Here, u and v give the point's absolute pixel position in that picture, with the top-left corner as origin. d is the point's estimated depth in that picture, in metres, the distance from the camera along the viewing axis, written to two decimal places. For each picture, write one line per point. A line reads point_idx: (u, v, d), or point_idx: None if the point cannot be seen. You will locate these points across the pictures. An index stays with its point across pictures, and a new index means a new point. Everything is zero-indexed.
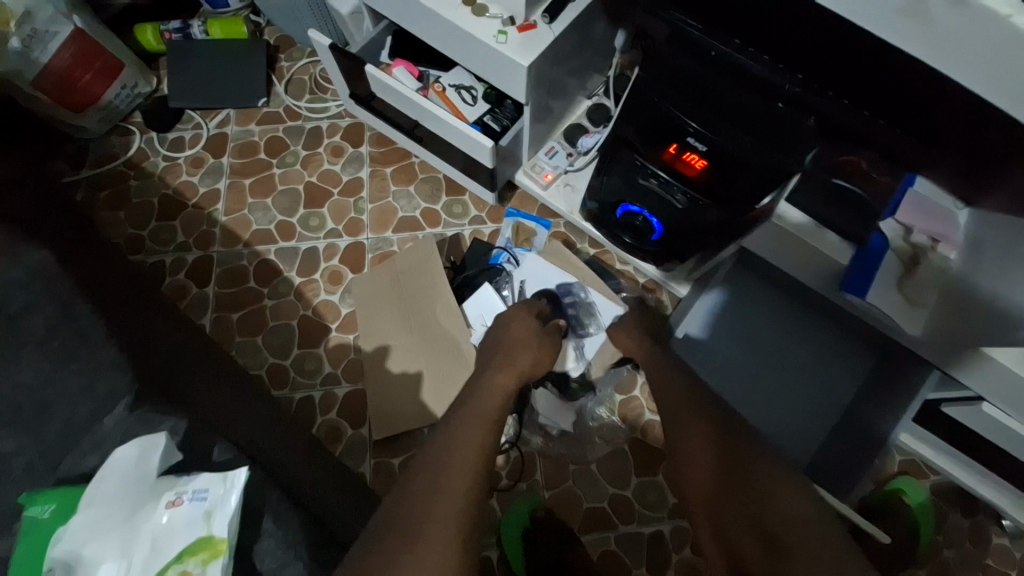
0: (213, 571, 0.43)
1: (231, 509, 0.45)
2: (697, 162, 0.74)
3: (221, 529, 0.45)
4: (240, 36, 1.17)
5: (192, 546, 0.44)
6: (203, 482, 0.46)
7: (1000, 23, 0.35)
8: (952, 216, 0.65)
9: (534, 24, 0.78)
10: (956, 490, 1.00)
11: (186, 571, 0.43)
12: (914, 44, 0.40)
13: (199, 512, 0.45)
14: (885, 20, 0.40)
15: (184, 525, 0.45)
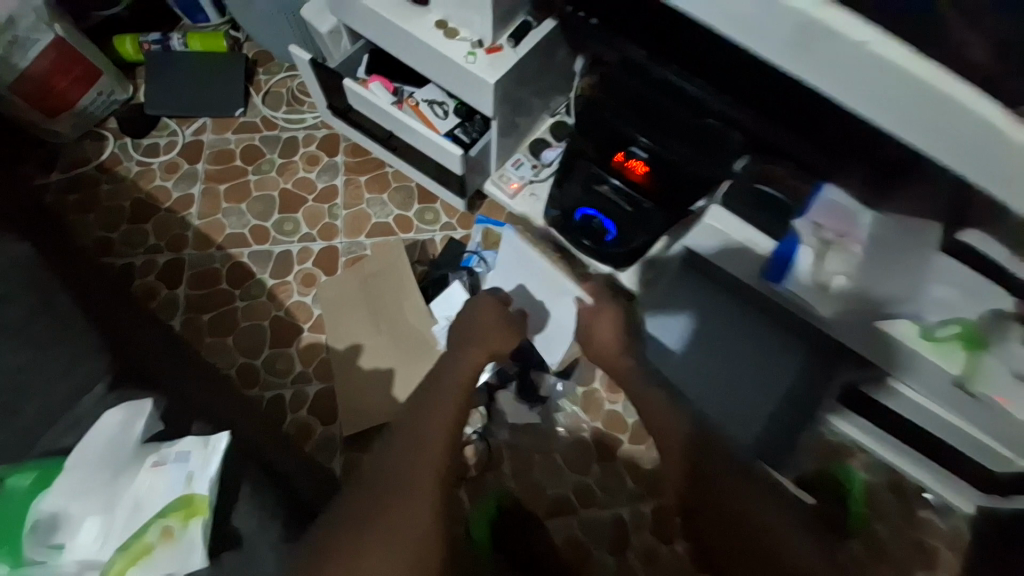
0: (195, 527, 0.46)
1: (213, 471, 0.49)
2: (639, 167, 0.83)
3: (202, 489, 0.48)
4: (219, 49, 1.22)
5: (175, 503, 0.47)
6: (185, 445, 0.50)
7: (862, 53, 0.46)
8: (857, 216, 0.77)
9: (500, 46, 0.87)
10: (883, 469, 1.11)
11: (170, 525, 0.46)
12: (804, 71, 0.51)
13: (182, 472, 0.48)
14: (779, 53, 0.50)
15: (166, 486, 0.48)
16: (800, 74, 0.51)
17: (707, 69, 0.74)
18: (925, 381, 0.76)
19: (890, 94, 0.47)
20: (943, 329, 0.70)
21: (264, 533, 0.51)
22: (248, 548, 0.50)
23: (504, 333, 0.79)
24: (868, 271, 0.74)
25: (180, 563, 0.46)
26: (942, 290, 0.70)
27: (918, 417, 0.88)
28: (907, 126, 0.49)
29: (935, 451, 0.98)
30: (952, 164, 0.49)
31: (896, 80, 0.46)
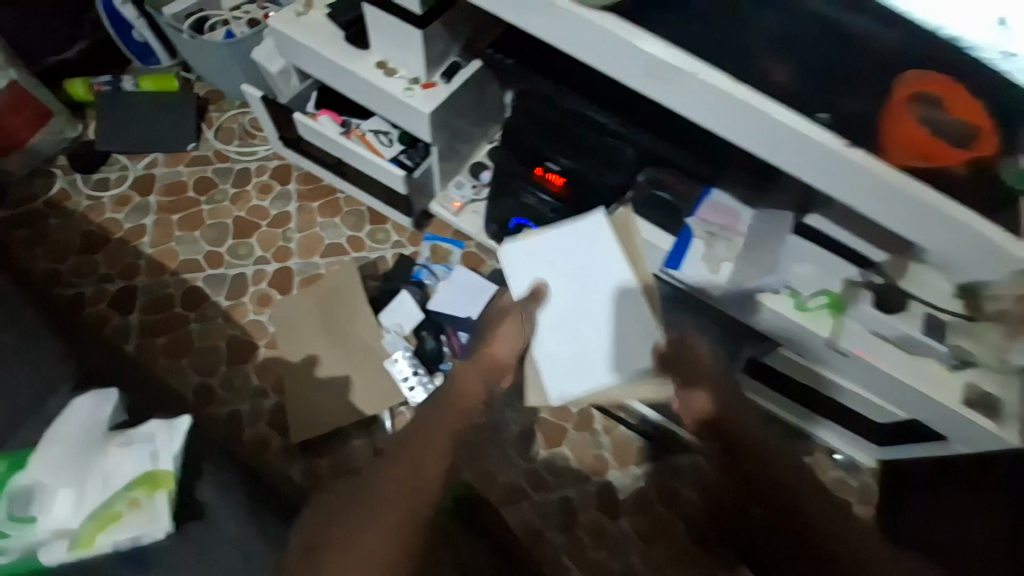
0: (159, 497, 0.55)
1: (175, 450, 0.57)
2: (557, 179, 1.01)
3: (167, 465, 0.57)
4: (170, 89, 1.30)
5: (141, 477, 0.55)
6: (149, 428, 0.58)
7: (696, 80, 0.63)
8: (739, 213, 0.93)
9: (434, 82, 1.00)
10: (797, 436, 1.26)
11: (136, 496, 0.55)
12: (660, 93, 0.66)
13: (147, 451, 0.57)
14: (639, 81, 0.67)
15: (133, 463, 0.56)
16: (652, 96, 0.67)
17: (605, 98, 0.89)
18: (805, 347, 0.93)
19: (722, 108, 0.64)
20: (816, 298, 0.88)
21: (223, 501, 0.61)
22: (210, 518, 0.60)
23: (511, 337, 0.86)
24: (747, 259, 0.91)
25: (144, 527, 0.54)
26: (805, 268, 0.89)
27: (806, 378, 1.05)
28: (739, 132, 0.65)
29: (836, 415, 1.13)
30: (775, 159, 0.66)
31: (724, 97, 0.63)
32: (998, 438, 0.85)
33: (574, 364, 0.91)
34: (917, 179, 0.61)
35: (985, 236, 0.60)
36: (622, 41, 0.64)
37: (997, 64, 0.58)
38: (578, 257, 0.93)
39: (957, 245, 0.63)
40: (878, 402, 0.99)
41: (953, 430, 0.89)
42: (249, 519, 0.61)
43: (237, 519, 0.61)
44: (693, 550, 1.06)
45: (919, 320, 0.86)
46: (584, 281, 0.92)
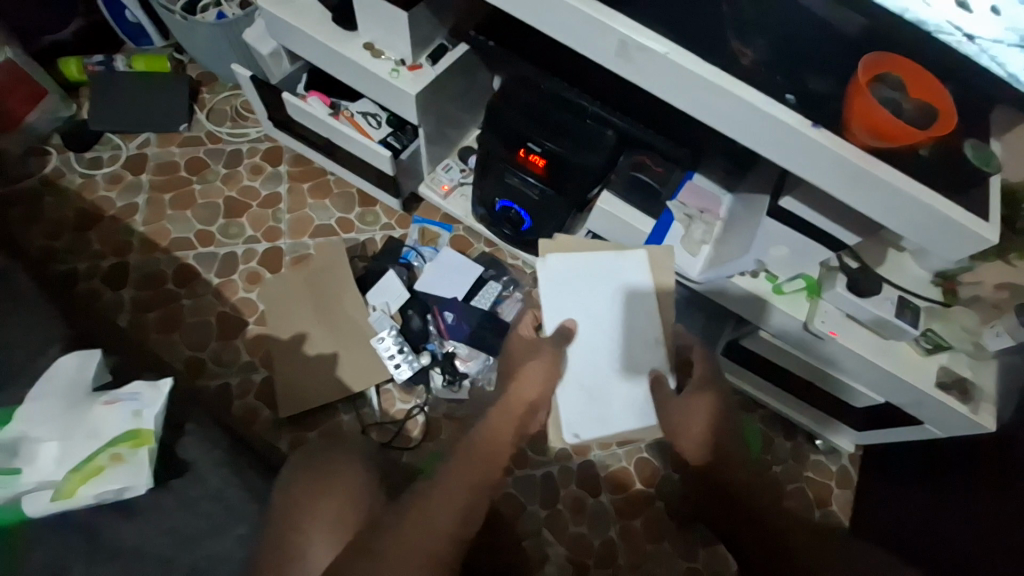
0: (142, 453, 0.60)
1: (157, 410, 0.62)
2: (539, 161, 0.99)
3: (149, 423, 0.61)
4: (163, 70, 1.31)
5: (124, 434, 0.60)
6: (134, 388, 0.62)
7: (662, 58, 0.64)
8: (719, 198, 0.99)
9: (421, 64, 1.01)
10: (778, 420, 1.27)
11: (119, 451, 0.59)
12: (629, 71, 0.68)
13: (130, 409, 0.61)
14: (610, 59, 0.68)
15: (118, 420, 0.60)
16: (628, 78, 0.69)
17: (586, 82, 0.91)
18: (783, 329, 0.96)
19: (688, 87, 0.65)
20: (793, 282, 0.92)
21: (207, 454, 0.64)
22: (196, 471, 0.63)
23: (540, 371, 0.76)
24: (724, 240, 0.96)
25: (128, 480, 0.59)
26: (780, 250, 0.86)
27: (784, 360, 1.06)
28: (704, 111, 0.67)
29: (817, 399, 1.15)
30: (740, 139, 0.67)
31: (688, 76, 0.64)
32: (974, 423, 0.87)
33: (588, 414, 0.78)
34: (882, 162, 0.62)
35: (950, 219, 0.62)
36: (598, 22, 0.65)
37: (965, 46, 0.59)
38: (596, 284, 0.82)
39: (921, 228, 0.64)
40: (853, 386, 0.99)
41: (932, 415, 0.91)
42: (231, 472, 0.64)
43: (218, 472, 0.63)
44: (669, 525, 1.09)
45: (891, 303, 0.86)
46: (606, 320, 0.81)
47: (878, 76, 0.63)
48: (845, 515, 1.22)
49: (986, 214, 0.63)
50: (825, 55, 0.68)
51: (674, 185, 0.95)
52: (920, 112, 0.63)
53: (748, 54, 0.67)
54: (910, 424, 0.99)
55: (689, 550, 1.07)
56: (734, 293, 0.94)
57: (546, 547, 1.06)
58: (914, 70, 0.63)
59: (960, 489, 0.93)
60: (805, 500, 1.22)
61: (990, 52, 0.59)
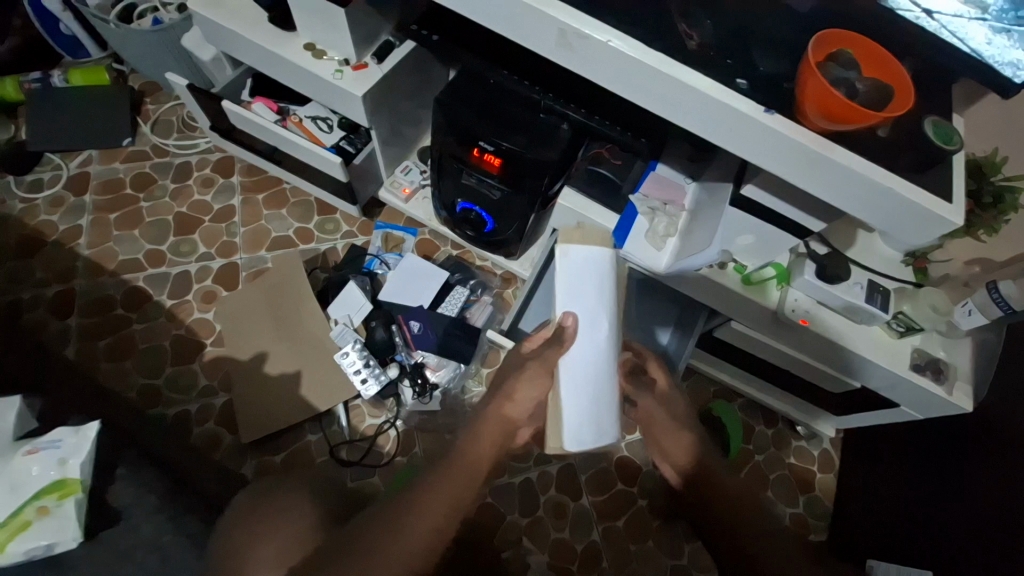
0: (68, 505, 0.57)
1: (84, 454, 0.60)
2: (493, 160, 0.95)
3: (75, 472, 0.59)
4: (102, 82, 1.24)
5: (48, 485, 0.57)
6: (56, 434, 0.61)
7: (600, 45, 0.60)
8: (684, 188, 0.93)
9: (366, 63, 0.95)
10: (758, 407, 1.27)
11: (45, 504, 0.57)
12: (569, 60, 0.64)
13: (54, 457, 0.59)
14: (549, 48, 0.64)
15: (38, 472, 0.58)
16: (571, 68, 0.65)
17: (538, 75, 0.87)
18: (754, 319, 0.93)
19: (632, 74, 0.61)
20: (761, 270, 0.88)
21: (140, 499, 0.63)
22: (125, 518, 0.61)
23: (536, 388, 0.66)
24: (690, 232, 0.89)
25: (58, 534, 0.56)
26: (746, 237, 0.84)
27: (760, 350, 1.04)
28: (651, 100, 0.63)
29: (797, 387, 1.13)
30: (690, 126, 0.64)
31: (630, 62, 0.60)
32: (950, 402, 0.84)
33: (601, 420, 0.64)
34: (837, 144, 0.59)
35: (908, 200, 0.59)
36: (534, 10, 0.61)
37: (923, 22, 0.58)
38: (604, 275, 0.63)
39: (879, 210, 0.61)
40: (828, 371, 0.97)
41: (905, 397, 0.89)
42: (165, 517, 0.62)
43: (152, 517, 0.62)
44: (653, 524, 1.07)
45: (860, 287, 0.84)
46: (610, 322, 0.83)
47: (833, 56, 0.59)
48: (829, 499, 1.21)
49: (948, 194, 0.60)
50: (777, 36, 0.65)
51: (635, 178, 0.93)
52: (875, 93, 0.59)
53: (695, 38, 0.63)
54: (887, 407, 0.97)
55: (674, 548, 1.05)
56: (701, 286, 0.91)
57: (527, 555, 1.03)
58: (891, 66, 0.59)
59: (945, 473, 0.91)
60: (789, 488, 1.21)
61: (950, 26, 0.58)
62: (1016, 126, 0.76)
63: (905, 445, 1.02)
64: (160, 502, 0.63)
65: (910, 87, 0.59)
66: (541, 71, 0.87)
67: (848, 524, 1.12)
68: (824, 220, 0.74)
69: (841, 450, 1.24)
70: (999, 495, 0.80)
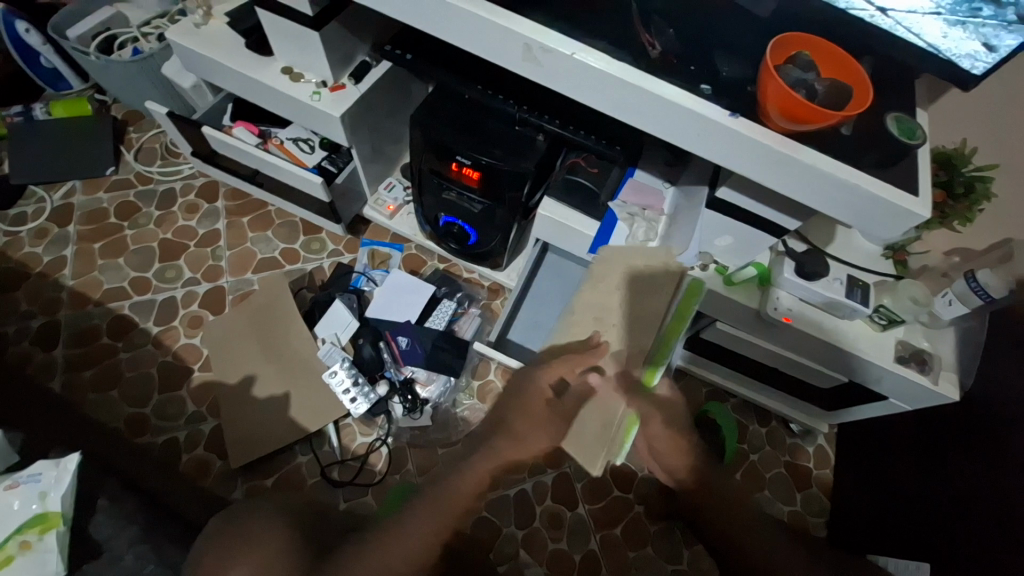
0: (50, 538, 0.57)
1: (65, 486, 0.59)
2: (473, 174, 0.96)
3: (56, 505, 0.58)
4: (84, 113, 1.26)
5: (29, 520, 0.57)
6: (36, 467, 0.60)
7: (564, 60, 0.62)
8: (663, 192, 0.96)
9: (343, 84, 0.96)
10: (750, 407, 1.27)
11: (27, 538, 0.56)
12: (536, 74, 0.65)
13: (35, 491, 0.58)
14: (516, 63, 0.65)
15: (19, 507, 0.57)
16: (538, 81, 0.66)
17: (510, 89, 0.89)
18: (738, 319, 0.93)
19: (597, 83, 0.63)
20: (744, 270, 0.88)
21: (122, 529, 0.62)
22: (107, 549, 0.60)
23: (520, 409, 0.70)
24: (668, 236, 0.92)
25: (39, 569, 0.56)
26: (725, 240, 0.85)
27: (748, 350, 1.04)
28: (618, 108, 0.64)
29: (786, 384, 1.13)
30: (659, 132, 0.65)
31: (594, 74, 0.62)
32: (935, 393, 0.85)
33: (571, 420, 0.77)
34: (802, 144, 0.60)
35: (873, 194, 0.60)
36: (498, 27, 0.62)
37: (878, 21, 0.60)
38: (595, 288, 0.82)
39: (848, 206, 0.62)
40: (816, 367, 0.97)
41: (891, 388, 0.89)
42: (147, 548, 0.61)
43: (132, 550, 0.61)
44: (650, 529, 1.06)
45: (840, 282, 0.84)
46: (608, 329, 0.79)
47: (791, 58, 0.61)
48: (826, 495, 1.21)
49: (914, 187, 0.61)
50: (737, 42, 0.66)
51: (614, 185, 0.94)
52: (832, 92, 0.60)
53: (658, 46, 0.64)
54: (875, 399, 0.97)
55: (673, 553, 1.04)
56: None
57: (525, 568, 1.02)
58: (852, 69, 0.61)
59: (932, 459, 0.92)
60: (787, 486, 1.21)
61: (904, 23, 0.59)
62: (980, 119, 0.78)
63: (896, 436, 1.03)
64: (143, 531, 0.62)
65: (869, 88, 0.60)
66: (513, 86, 0.89)
67: (845, 519, 1.12)
68: (798, 218, 0.75)
69: (835, 446, 1.24)
70: (983, 477, 0.80)
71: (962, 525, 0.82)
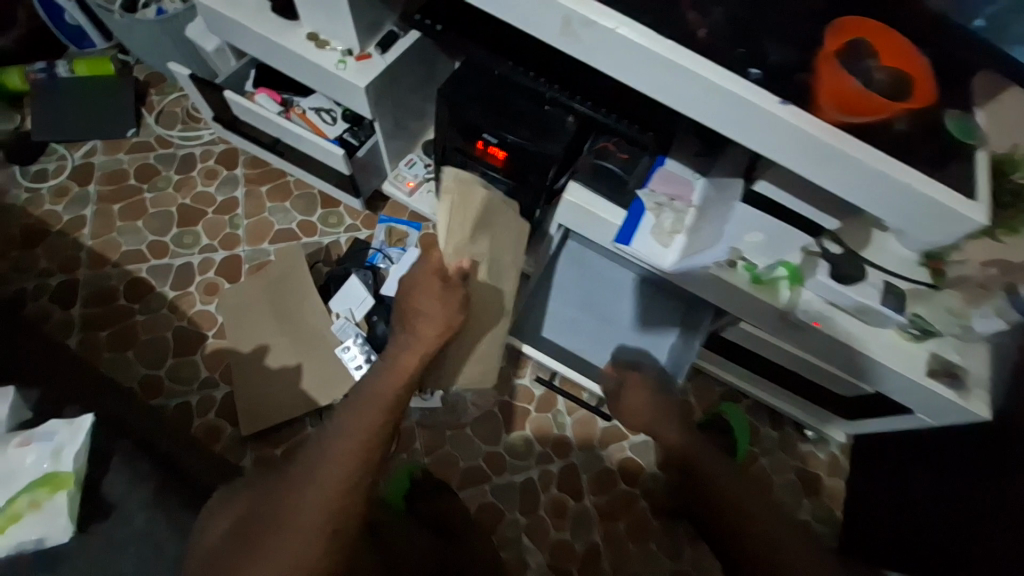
0: (59, 498, 0.57)
1: (77, 446, 0.59)
2: (498, 153, 0.94)
3: (68, 464, 0.58)
4: (107, 73, 1.24)
5: (40, 478, 0.57)
6: (49, 428, 0.60)
7: (606, 33, 0.58)
8: (693, 181, 0.91)
9: (369, 54, 0.93)
10: (764, 409, 1.25)
11: (37, 497, 0.57)
12: (573, 48, 0.62)
13: (47, 450, 0.59)
14: (552, 35, 0.62)
15: (31, 463, 0.58)
16: (576, 57, 0.63)
17: (544, 65, 0.86)
18: (762, 319, 0.90)
19: (638, 62, 0.59)
20: (773, 270, 0.84)
21: (133, 492, 0.62)
22: (116, 514, 0.61)
23: (433, 314, 0.76)
24: (698, 228, 0.86)
25: (47, 528, 0.56)
26: (755, 237, 0.81)
27: (769, 352, 1.01)
28: (657, 89, 0.61)
29: (804, 390, 1.11)
30: (700, 117, 0.61)
31: (636, 51, 0.58)
32: (962, 407, 0.82)
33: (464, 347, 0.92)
34: (853, 137, 0.56)
35: (927, 196, 0.56)
36: None
37: None
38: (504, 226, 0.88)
39: (893, 205, 0.59)
40: (841, 373, 0.94)
41: (917, 401, 0.86)
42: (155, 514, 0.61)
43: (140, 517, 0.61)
44: (654, 524, 1.05)
45: (874, 288, 0.81)
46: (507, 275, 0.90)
47: (849, 45, 0.58)
48: (836, 504, 1.19)
49: (969, 192, 0.58)
50: (792, 26, 0.62)
51: (643, 172, 0.91)
52: (889, 85, 0.57)
53: (706, 27, 0.61)
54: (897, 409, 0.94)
55: (675, 550, 1.04)
56: (710, 284, 0.88)
57: (527, 554, 1.02)
58: (913, 61, 0.58)
59: (948, 471, 0.90)
60: (797, 492, 1.19)
61: None
62: None
63: (911, 448, 1.00)
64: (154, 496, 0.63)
65: (930, 84, 0.58)
66: (545, 63, 0.86)
67: (855, 530, 1.10)
68: (839, 217, 0.71)
69: (848, 455, 1.22)
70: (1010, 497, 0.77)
71: (978, 538, 0.80)
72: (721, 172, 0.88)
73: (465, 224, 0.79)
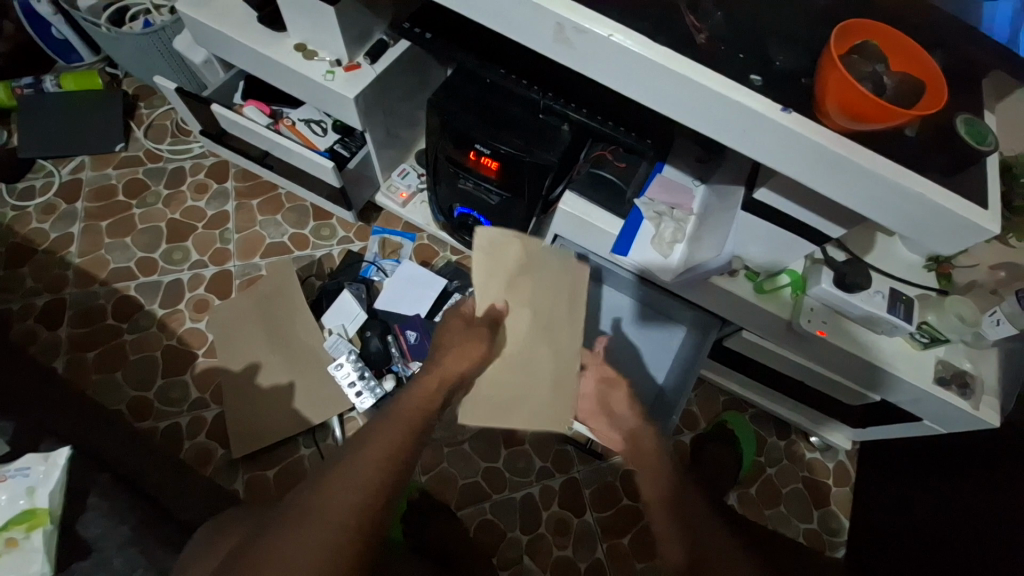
0: (36, 535, 0.57)
1: (53, 482, 0.60)
2: (491, 164, 0.92)
3: (43, 502, 0.59)
4: (95, 87, 1.23)
5: (17, 515, 0.58)
6: (26, 462, 0.61)
7: (600, 42, 0.56)
8: (693, 189, 0.90)
9: (358, 64, 0.91)
10: (770, 418, 1.22)
11: (12, 535, 0.57)
12: (567, 56, 0.59)
13: (23, 487, 0.59)
14: (545, 44, 0.59)
15: (8, 501, 0.58)
16: (570, 66, 0.60)
17: (536, 73, 0.83)
18: (768, 329, 0.87)
19: (635, 70, 0.57)
20: (774, 279, 0.83)
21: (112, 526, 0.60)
22: None
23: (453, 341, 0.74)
24: (698, 236, 0.85)
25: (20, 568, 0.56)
26: (754, 248, 0.80)
27: (776, 362, 0.98)
28: (656, 98, 0.58)
29: (809, 399, 1.08)
30: (702, 127, 0.58)
31: (632, 60, 0.56)
32: (976, 418, 0.79)
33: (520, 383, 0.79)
34: (861, 144, 0.54)
35: (941, 206, 0.53)
36: (528, 3, 0.56)
37: None
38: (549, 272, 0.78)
39: (906, 215, 0.55)
40: (851, 385, 0.91)
41: (930, 413, 0.83)
42: None
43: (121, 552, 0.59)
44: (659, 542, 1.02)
45: (881, 295, 0.78)
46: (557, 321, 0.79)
47: (855, 49, 0.55)
48: (847, 515, 1.15)
49: (983, 199, 0.55)
50: (792, 30, 0.60)
51: (641, 182, 0.89)
52: (898, 88, 0.54)
53: (704, 31, 0.58)
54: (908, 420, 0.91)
55: None
56: (710, 292, 0.85)
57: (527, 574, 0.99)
58: (923, 63, 0.55)
59: (958, 483, 0.87)
60: (805, 503, 1.15)
61: None
62: None
63: (921, 459, 0.97)
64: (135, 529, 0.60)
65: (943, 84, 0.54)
66: (538, 70, 0.83)
67: (865, 543, 1.06)
68: (845, 225, 0.68)
69: (857, 463, 1.18)
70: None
71: (988, 555, 0.77)
72: (721, 177, 0.85)
73: (500, 276, 0.75)
